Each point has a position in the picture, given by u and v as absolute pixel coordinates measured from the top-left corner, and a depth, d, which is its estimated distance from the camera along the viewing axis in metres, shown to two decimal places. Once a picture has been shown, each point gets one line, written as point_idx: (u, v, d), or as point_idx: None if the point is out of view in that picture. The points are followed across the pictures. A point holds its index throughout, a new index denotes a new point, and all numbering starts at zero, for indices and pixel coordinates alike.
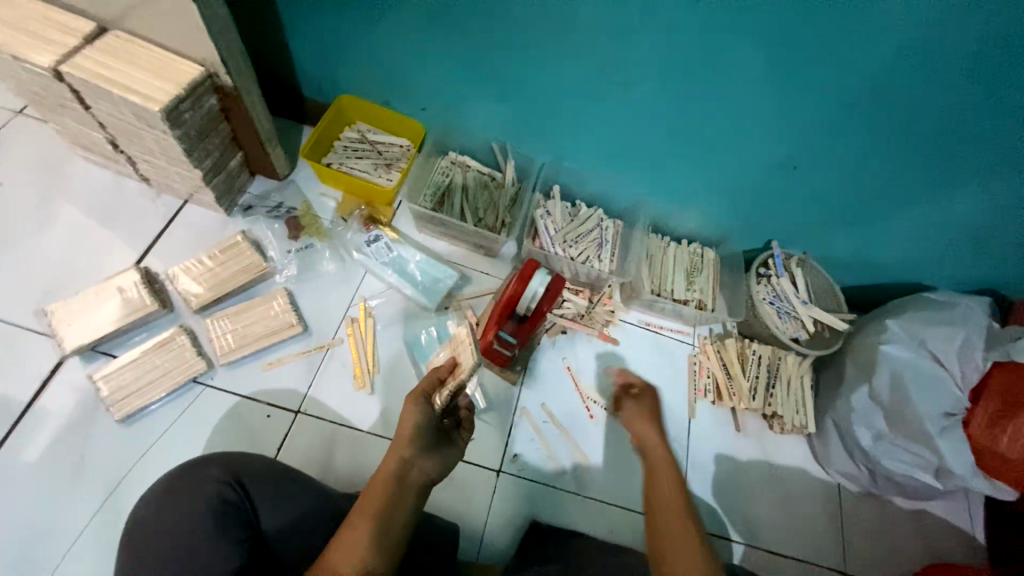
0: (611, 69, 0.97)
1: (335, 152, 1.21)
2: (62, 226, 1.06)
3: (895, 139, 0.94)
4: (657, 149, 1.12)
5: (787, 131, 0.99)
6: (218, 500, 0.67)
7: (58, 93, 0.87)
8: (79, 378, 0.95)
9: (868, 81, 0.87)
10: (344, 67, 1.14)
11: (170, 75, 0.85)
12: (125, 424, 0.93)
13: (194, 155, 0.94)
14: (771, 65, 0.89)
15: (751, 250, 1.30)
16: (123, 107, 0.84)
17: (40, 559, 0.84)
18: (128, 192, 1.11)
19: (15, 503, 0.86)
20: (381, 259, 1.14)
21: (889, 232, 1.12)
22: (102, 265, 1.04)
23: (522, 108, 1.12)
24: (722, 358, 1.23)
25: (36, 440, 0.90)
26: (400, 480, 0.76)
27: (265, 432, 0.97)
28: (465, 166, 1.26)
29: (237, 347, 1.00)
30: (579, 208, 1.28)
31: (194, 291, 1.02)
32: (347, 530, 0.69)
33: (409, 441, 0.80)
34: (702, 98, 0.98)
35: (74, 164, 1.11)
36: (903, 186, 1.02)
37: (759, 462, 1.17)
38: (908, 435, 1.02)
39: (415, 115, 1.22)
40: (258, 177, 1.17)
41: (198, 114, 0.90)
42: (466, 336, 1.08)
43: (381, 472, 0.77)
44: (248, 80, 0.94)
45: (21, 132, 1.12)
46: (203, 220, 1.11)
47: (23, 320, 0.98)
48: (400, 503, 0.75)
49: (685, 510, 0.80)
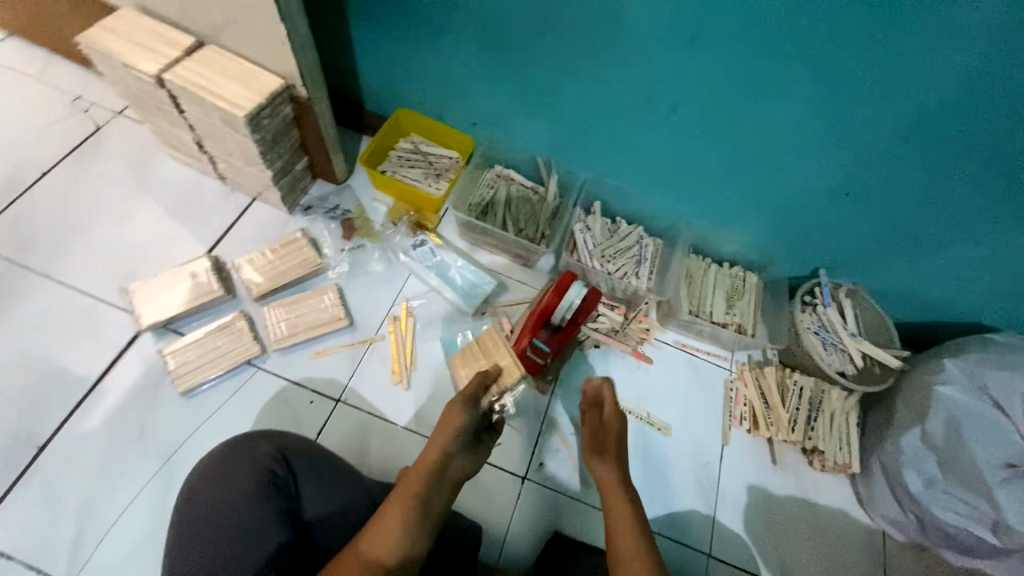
0: (655, 89, 1.00)
1: (389, 161, 1.28)
2: (147, 215, 1.18)
3: (952, 167, 0.91)
4: (699, 168, 1.12)
5: (839, 155, 0.97)
6: (266, 472, 0.74)
7: (160, 98, 1.00)
8: (150, 352, 1.05)
9: (928, 104, 0.84)
10: (404, 82, 1.22)
11: (255, 85, 0.95)
12: (186, 397, 1.02)
13: (267, 157, 1.03)
14: (825, 87, 0.88)
15: (796, 277, 1.26)
16: (213, 112, 0.94)
17: (102, 515, 0.92)
18: (205, 188, 1.22)
19: (85, 461, 0.95)
20: (425, 262, 1.20)
21: (949, 266, 1.07)
22: (178, 253, 1.15)
23: (567, 124, 1.15)
24: (760, 386, 1.19)
25: (109, 404, 1.00)
26: (428, 490, 0.75)
27: (308, 416, 1.03)
28: (510, 179, 1.31)
29: (289, 335, 1.07)
30: (620, 225, 1.29)
31: (255, 280, 1.10)
32: (383, 514, 0.71)
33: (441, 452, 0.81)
34: (746, 120, 0.99)
35: (162, 160, 1.24)
36: (964, 218, 0.98)
37: (795, 497, 1.12)
38: (963, 484, 0.95)
39: (465, 129, 1.28)
40: (319, 180, 1.27)
41: (275, 121, 1.00)
42: (498, 337, 1.01)
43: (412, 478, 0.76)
44: (321, 92, 1.03)
45: (120, 131, 1.27)
46: (269, 216, 1.21)
47: (108, 296, 1.09)
48: (439, 492, 0.77)
49: (641, 542, 0.75)
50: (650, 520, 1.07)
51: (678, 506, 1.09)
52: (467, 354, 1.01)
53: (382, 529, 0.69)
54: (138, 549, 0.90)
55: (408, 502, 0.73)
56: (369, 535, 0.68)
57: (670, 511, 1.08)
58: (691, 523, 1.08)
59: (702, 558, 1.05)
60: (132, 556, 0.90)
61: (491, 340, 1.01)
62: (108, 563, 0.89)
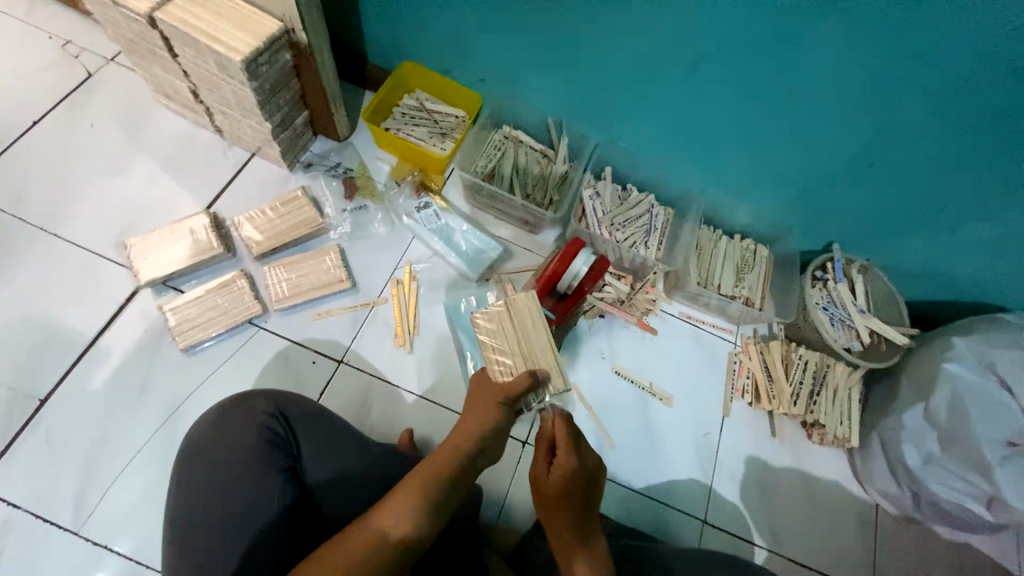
0: (675, 45, 0.93)
1: (393, 118, 1.23)
2: (143, 169, 1.14)
3: (983, 139, 0.86)
4: (714, 133, 1.06)
5: (862, 123, 0.92)
6: (264, 432, 0.74)
7: (152, 40, 0.94)
8: (150, 308, 1.04)
9: (970, 68, 0.79)
10: (408, 33, 1.15)
11: (252, 27, 0.90)
12: (188, 354, 1.01)
13: (266, 108, 0.99)
14: (860, 50, 0.82)
15: (808, 251, 1.23)
16: (208, 56, 0.89)
17: (106, 467, 0.93)
18: (202, 141, 1.18)
19: (88, 414, 0.96)
20: (429, 226, 1.17)
21: (966, 245, 1.03)
22: (176, 209, 1.12)
23: (578, 83, 1.09)
24: (765, 359, 1.18)
25: (109, 359, 0.99)
26: (448, 477, 0.71)
27: (309, 377, 1.03)
28: (518, 141, 1.25)
29: (290, 295, 1.06)
30: (630, 192, 1.25)
31: (255, 238, 1.07)
32: (387, 500, 0.67)
33: (469, 438, 0.75)
34: (765, 82, 0.93)
35: (156, 112, 1.19)
36: (990, 193, 0.93)
37: (791, 469, 1.13)
38: (961, 460, 0.96)
39: (472, 85, 1.22)
40: (320, 137, 1.22)
41: (273, 69, 0.95)
42: (539, 317, 0.78)
43: (436, 456, 0.73)
44: (322, 39, 0.98)
45: (111, 79, 1.21)
46: (269, 173, 1.17)
47: (106, 252, 1.07)
48: (454, 483, 0.71)
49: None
50: (649, 486, 1.09)
51: (676, 476, 1.10)
52: (497, 317, 0.77)
53: (393, 512, 0.65)
54: (144, 499, 0.92)
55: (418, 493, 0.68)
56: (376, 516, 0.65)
57: (668, 480, 1.10)
58: (688, 492, 1.09)
59: (697, 523, 1.07)
60: (137, 506, 0.91)
61: (532, 320, 0.77)
62: (115, 512, 0.90)
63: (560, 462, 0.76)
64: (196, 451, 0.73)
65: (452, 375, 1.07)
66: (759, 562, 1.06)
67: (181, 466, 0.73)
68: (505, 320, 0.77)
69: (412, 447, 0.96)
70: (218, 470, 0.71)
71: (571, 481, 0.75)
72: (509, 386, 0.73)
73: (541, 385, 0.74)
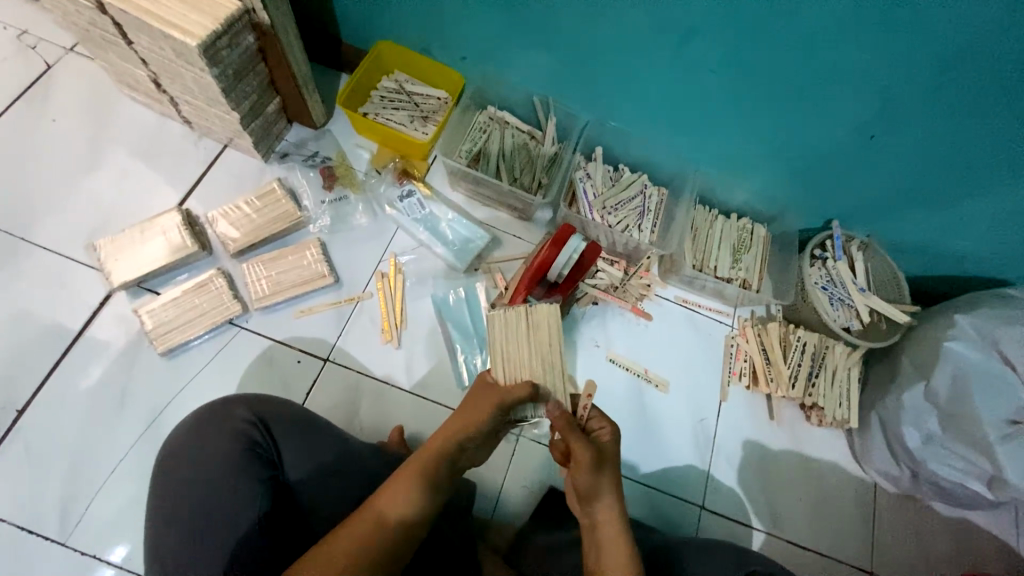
0: (662, 15, 0.87)
1: (371, 101, 1.17)
2: (110, 165, 1.09)
3: (986, 108, 0.81)
4: (704, 109, 1.01)
5: (859, 94, 0.87)
6: (242, 440, 0.71)
7: (104, 27, 0.88)
8: (125, 312, 1.00)
9: (980, 32, 0.73)
10: (382, 10, 1.08)
11: (208, 8, 0.83)
12: (168, 357, 0.98)
13: (231, 96, 0.94)
14: (862, 12, 0.75)
15: (807, 229, 1.18)
16: (162, 42, 0.83)
17: (90, 475, 0.91)
18: (171, 133, 1.12)
19: (67, 423, 0.93)
20: (413, 216, 1.12)
21: (964, 219, 1.00)
22: (147, 206, 1.07)
23: (562, 60, 1.03)
24: (763, 343, 1.15)
25: (88, 365, 0.97)
26: (437, 474, 0.68)
27: (295, 377, 1.00)
28: (504, 122, 1.19)
29: (270, 294, 1.02)
30: (622, 172, 1.20)
31: (232, 235, 1.03)
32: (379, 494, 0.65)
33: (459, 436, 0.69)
34: (754, 55, 0.87)
35: (121, 104, 1.13)
36: (991, 165, 0.89)
37: (789, 451, 1.12)
38: (962, 440, 0.94)
39: (453, 64, 1.15)
40: (296, 124, 1.17)
41: (234, 52, 0.89)
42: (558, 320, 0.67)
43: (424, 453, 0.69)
44: (286, 19, 0.91)
45: (70, 70, 1.14)
46: (243, 165, 1.12)
47: (76, 254, 1.03)
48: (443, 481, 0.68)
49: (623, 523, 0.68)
50: (646, 473, 1.07)
51: (673, 464, 1.09)
52: (509, 318, 0.67)
53: (382, 503, 0.64)
54: (131, 506, 0.90)
55: (407, 492, 0.65)
56: (373, 503, 0.64)
57: (665, 469, 1.08)
58: (687, 478, 1.08)
59: (696, 509, 1.06)
60: (126, 514, 0.90)
61: (548, 326, 0.67)
62: (103, 520, 0.89)
63: (575, 452, 0.69)
64: (174, 457, 0.71)
65: (443, 369, 1.04)
66: (756, 547, 1.05)
67: (161, 471, 0.71)
68: (519, 320, 0.67)
69: (403, 444, 0.94)
70: (196, 476, 0.69)
71: (595, 469, 0.69)
72: (506, 393, 0.66)
73: (543, 400, 0.67)
